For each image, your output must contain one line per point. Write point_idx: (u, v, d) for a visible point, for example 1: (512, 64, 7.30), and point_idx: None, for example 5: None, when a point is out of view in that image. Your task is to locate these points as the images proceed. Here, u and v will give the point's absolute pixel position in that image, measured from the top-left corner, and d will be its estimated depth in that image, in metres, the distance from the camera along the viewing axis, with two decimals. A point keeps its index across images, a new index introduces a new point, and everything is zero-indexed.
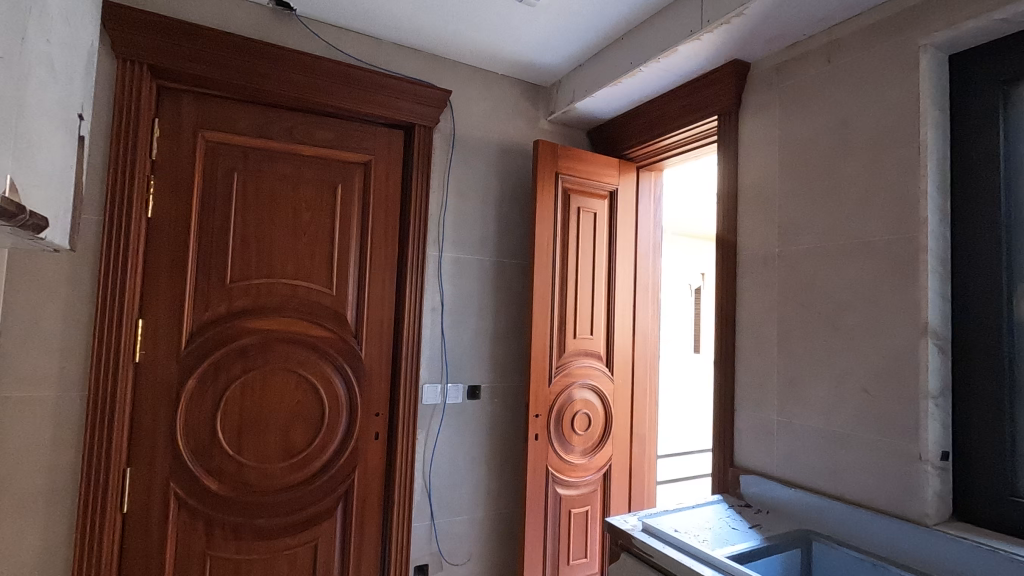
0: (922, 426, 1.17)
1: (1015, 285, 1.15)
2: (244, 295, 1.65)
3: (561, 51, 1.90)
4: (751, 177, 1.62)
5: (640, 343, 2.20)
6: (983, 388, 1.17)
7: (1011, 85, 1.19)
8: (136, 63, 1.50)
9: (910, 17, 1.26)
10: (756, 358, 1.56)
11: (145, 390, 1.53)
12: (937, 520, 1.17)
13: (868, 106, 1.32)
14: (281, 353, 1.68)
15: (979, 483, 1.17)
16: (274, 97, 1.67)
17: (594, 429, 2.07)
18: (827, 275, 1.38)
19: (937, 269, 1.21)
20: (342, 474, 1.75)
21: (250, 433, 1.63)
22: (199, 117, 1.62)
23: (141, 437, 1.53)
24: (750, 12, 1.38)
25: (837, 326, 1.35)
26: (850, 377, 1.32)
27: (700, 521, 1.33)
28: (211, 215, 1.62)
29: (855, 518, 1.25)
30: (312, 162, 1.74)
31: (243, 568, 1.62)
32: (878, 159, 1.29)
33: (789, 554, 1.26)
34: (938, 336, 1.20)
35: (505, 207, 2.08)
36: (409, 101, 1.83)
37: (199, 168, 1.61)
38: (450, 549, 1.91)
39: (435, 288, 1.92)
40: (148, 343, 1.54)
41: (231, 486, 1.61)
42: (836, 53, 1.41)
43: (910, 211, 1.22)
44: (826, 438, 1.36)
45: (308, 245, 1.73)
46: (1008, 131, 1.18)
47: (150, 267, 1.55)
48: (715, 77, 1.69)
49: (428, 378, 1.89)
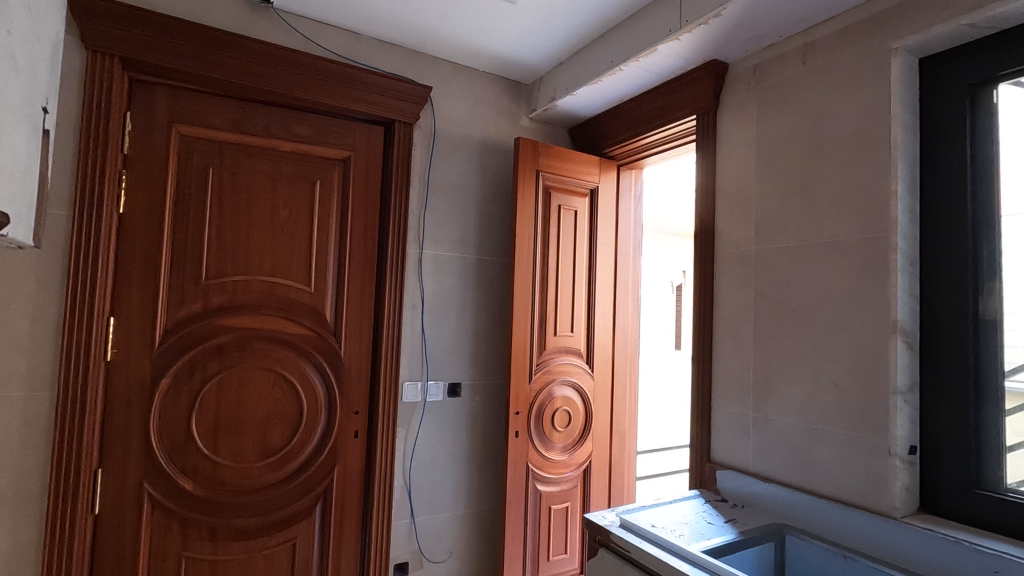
0: (891, 421, 1.20)
1: (980, 284, 1.18)
2: (221, 292, 1.62)
3: (542, 48, 1.90)
4: (728, 176, 1.64)
5: (620, 341, 2.22)
6: (950, 384, 1.20)
7: (979, 88, 1.21)
8: (107, 55, 1.46)
9: (883, 20, 1.28)
10: (732, 355, 1.58)
11: (118, 390, 1.50)
12: (905, 512, 1.20)
13: (843, 107, 1.35)
14: (259, 351, 1.66)
15: (945, 476, 1.20)
16: (250, 91, 1.64)
17: (574, 426, 2.09)
18: (801, 274, 1.41)
19: (907, 268, 1.24)
20: (321, 472, 1.74)
21: (227, 432, 1.61)
22: (173, 111, 1.58)
23: (113, 437, 1.50)
24: (728, 13, 1.39)
25: (810, 324, 1.38)
26: (823, 373, 1.34)
27: (677, 517, 1.35)
28: (186, 211, 1.59)
29: (827, 512, 1.28)
30: (290, 158, 1.72)
31: (219, 568, 1.60)
32: (852, 160, 1.32)
33: (763, 547, 1.29)
34: (906, 334, 1.22)
35: (486, 205, 2.07)
36: (389, 96, 1.82)
37: (173, 164, 1.58)
38: (430, 547, 1.91)
39: (416, 285, 1.91)
40: (120, 342, 1.51)
41: (207, 486, 1.59)
42: (811, 54, 1.43)
43: (882, 211, 1.25)
44: (800, 433, 1.38)
45: (286, 241, 1.71)
46: (976, 133, 1.21)
47: (122, 265, 1.51)
48: (694, 77, 1.71)
49: (408, 376, 1.88)
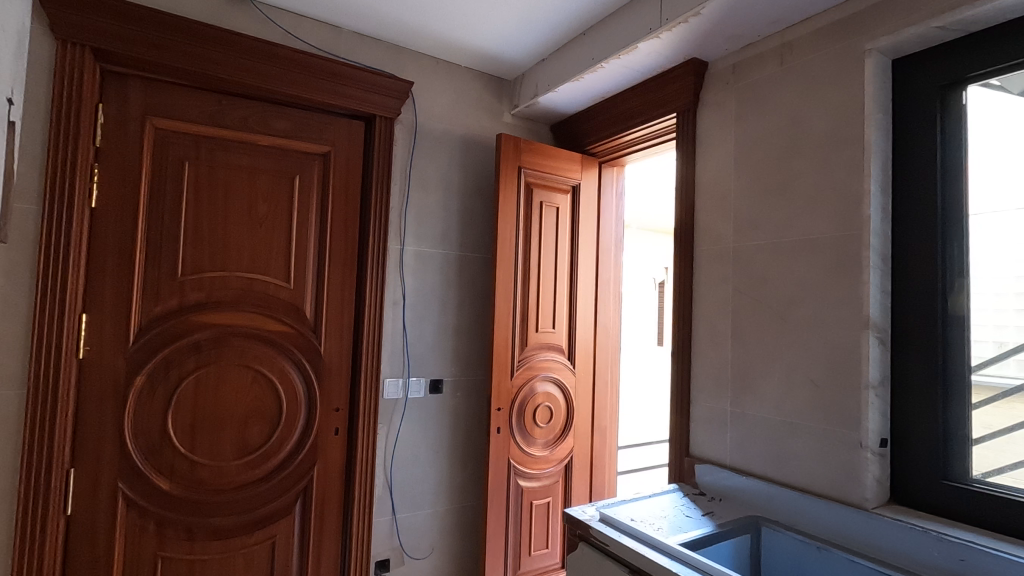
0: (863, 415, 1.23)
1: (949, 281, 1.21)
2: (197, 289, 1.59)
3: (524, 45, 1.90)
4: (708, 174, 1.66)
5: (602, 337, 2.24)
6: (920, 380, 1.23)
7: (949, 89, 1.24)
8: (78, 45, 1.43)
9: (857, 22, 1.31)
10: (711, 350, 1.60)
11: (90, 388, 1.47)
12: (876, 504, 1.23)
13: (819, 107, 1.37)
14: (237, 348, 1.64)
15: (915, 468, 1.23)
16: (227, 84, 1.61)
17: (555, 422, 2.09)
18: (778, 272, 1.43)
19: (879, 266, 1.26)
20: (301, 469, 1.73)
21: (204, 430, 1.59)
22: (147, 104, 1.55)
23: (86, 436, 1.47)
24: (707, 12, 1.41)
25: (786, 320, 1.41)
26: (798, 368, 1.37)
27: (656, 510, 1.37)
28: (161, 206, 1.56)
29: (801, 504, 1.31)
30: (268, 152, 1.70)
31: (196, 568, 1.58)
32: (827, 159, 1.34)
33: (739, 539, 1.31)
34: (878, 330, 1.25)
35: (467, 201, 2.07)
36: (370, 91, 1.80)
37: (148, 157, 1.55)
38: (412, 543, 1.91)
39: (397, 281, 1.90)
40: (93, 340, 1.48)
41: (184, 486, 1.57)
42: (789, 54, 1.45)
43: (856, 210, 1.27)
44: (776, 427, 1.41)
45: (265, 236, 1.69)
46: (946, 133, 1.24)
47: (95, 260, 1.48)
48: (674, 74, 1.72)
49: (389, 372, 1.87)
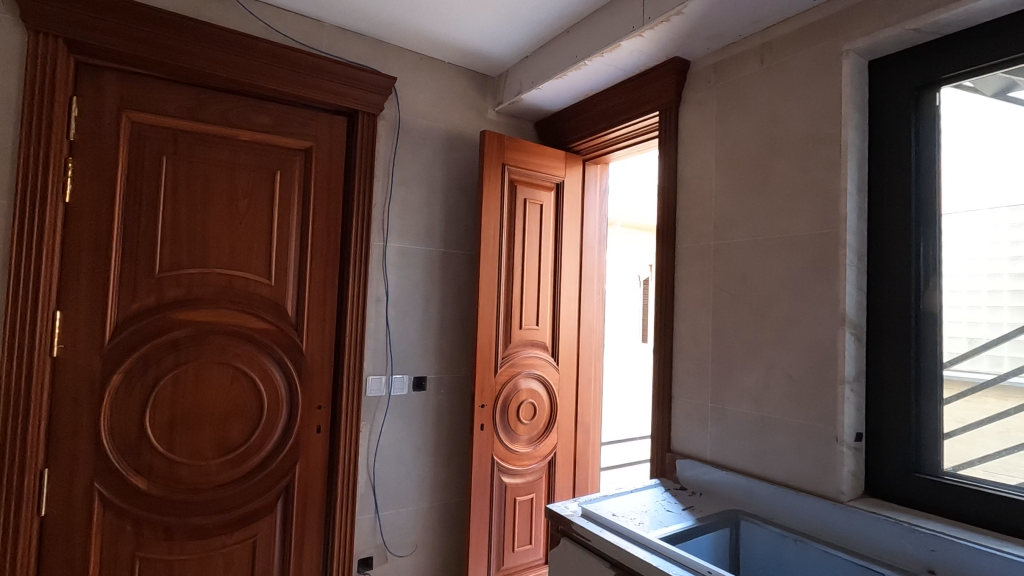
0: (839, 410, 1.25)
1: (923, 279, 1.24)
2: (176, 286, 1.57)
3: (507, 41, 1.90)
4: (689, 172, 1.67)
5: (585, 333, 2.25)
6: (893, 375, 1.26)
7: (922, 91, 1.27)
8: (51, 36, 1.40)
9: (835, 23, 1.33)
10: (692, 347, 1.62)
11: (65, 386, 1.44)
12: (851, 496, 1.25)
13: (798, 107, 1.39)
14: (216, 346, 1.62)
15: (888, 462, 1.26)
16: (206, 78, 1.59)
17: (539, 418, 2.10)
18: (757, 269, 1.45)
19: (855, 263, 1.29)
20: (283, 469, 1.71)
21: (183, 429, 1.57)
22: (123, 97, 1.52)
23: (61, 436, 1.44)
24: (689, 11, 1.42)
25: (765, 317, 1.43)
26: (777, 364, 1.39)
27: (637, 505, 1.38)
28: (138, 201, 1.53)
29: (779, 498, 1.33)
30: (249, 147, 1.68)
31: (175, 568, 1.56)
32: (805, 158, 1.36)
33: (718, 533, 1.33)
34: (854, 326, 1.28)
35: (451, 198, 2.07)
36: (353, 86, 1.78)
37: (124, 152, 1.52)
38: (395, 541, 1.90)
39: (380, 278, 1.89)
40: (67, 337, 1.45)
41: (163, 486, 1.55)
42: (769, 54, 1.47)
43: (833, 209, 1.29)
44: (754, 421, 1.43)
45: (245, 233, 1.66)
46: (919, 134, 1.27)
47: (69, 257, 1.45)
48: (657, 73, 1.73)
49: (372, 370, 1.86)
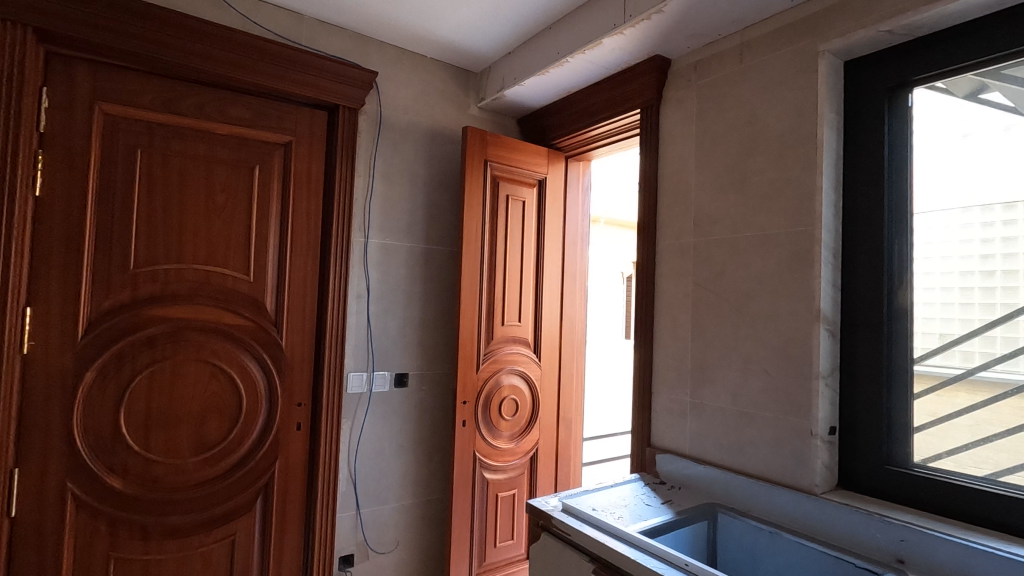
0: (813, 404, 1.28)
1: (894, 276, 1.27)
2: (151, 282, 1.54)
3: (491, 37, 1.89)
4: (670, 169, 1.68)
5: (567, 330, 2.26)
6: (866, 370, 1.29)
7: (896, 92, 1.30)
8: (19, 25, 1.36)
9: (812, 23, 1.35)
10: (671, 342, 1.64)
11: (36, 384, 1.41)
12: (825, 488, 1.28)
13: (775, 106, 1.41)
14: (194, 343, 1.59)
15: (861, 455, 1.29)
16: (182, 69, 1.56)
17: (521, 414, 2.11)
18: (735, 266, 1.47)
19: (830, 260, 1.31)
20: (261, 467, 1.69)
21: (159, 427, 1.55)
22: (96, 89, 1.48)
23: (32, 434, 1.41)
24: (669, 10, 1.43)
25: (742, 313, 1.45)
26: (753, 360, 1.41)
27: (616, 499, 1.39)
28: (112, 195, 1.50)
29: (756, 490, 1.35)
30: (226, 141, 1.65)
31: (151, 568, 1.53)
32: (782, 157, 1.38)
33: (696, 526, 1.35)
34: (829, 322, 1.30)
35: (433, 194, 2.06)
36: (334, 80, 1.76)
37: (97, 144, 1.48)
38: (377, 538, 1.90)
39: (360, 274, 1.88)
40: (38, 333, 1.42)
41: (138, 485, 1.52)
42: (747, 53, 1.49)
43: (808, 207, 1.32)
44: (731, 416, 1.45)
45: (223, 227, 1.64)
46: (892, 134, 1.29)
47: (39, 252, 1.42)
48: (638, 70, 1.74)
49: (353, 366, 1.85)
